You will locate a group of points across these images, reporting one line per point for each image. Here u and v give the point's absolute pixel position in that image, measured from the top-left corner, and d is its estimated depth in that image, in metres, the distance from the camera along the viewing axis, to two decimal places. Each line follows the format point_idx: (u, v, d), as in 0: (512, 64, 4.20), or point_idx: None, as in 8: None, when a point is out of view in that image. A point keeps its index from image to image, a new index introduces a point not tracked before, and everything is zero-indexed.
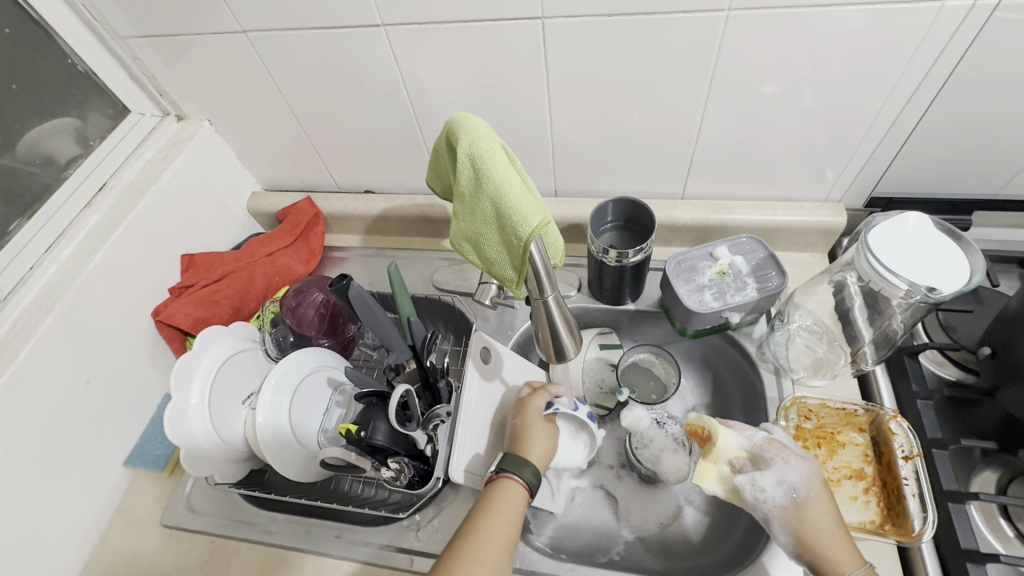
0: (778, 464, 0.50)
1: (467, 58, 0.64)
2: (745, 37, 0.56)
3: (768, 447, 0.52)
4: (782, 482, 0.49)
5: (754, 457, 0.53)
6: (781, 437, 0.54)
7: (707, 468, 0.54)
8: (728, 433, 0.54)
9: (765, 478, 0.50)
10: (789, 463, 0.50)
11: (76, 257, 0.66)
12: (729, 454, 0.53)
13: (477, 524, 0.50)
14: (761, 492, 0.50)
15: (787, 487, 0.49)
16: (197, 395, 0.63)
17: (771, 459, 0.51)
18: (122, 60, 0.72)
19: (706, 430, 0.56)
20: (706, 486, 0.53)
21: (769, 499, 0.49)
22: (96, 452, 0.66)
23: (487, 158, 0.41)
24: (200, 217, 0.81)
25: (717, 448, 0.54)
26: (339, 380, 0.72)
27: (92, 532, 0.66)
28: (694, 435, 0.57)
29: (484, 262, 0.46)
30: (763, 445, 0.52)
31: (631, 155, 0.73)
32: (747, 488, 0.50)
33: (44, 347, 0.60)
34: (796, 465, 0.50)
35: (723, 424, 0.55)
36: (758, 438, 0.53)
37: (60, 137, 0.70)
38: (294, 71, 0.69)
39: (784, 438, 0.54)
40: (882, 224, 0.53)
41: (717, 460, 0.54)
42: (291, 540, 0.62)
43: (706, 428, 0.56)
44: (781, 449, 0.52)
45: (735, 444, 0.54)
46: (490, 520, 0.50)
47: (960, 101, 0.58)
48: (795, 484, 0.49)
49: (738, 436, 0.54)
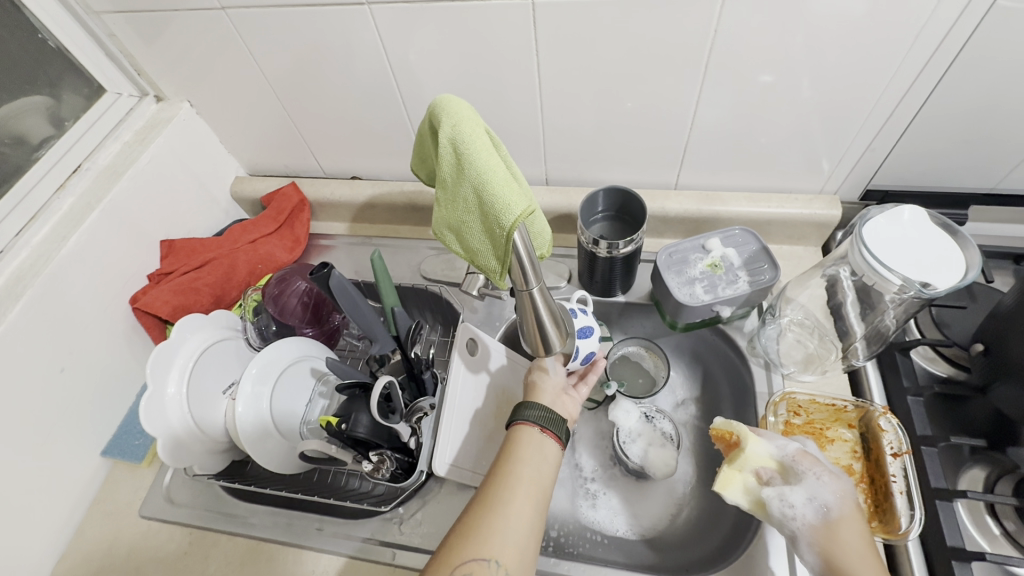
0: (810, 479, 0.48)
1: (454, 39, 0.61)
2: (742, 22, 0.54)
3: (801, 460, 0.50)
4: (813, 500, 0.47)
5: (783, 468, 0.50)
6: (812, 451, 0.52)
7: (731, 477, 0.51)
8: (757, 440, 0.52)
9: (795, 494, 0.48)
10: (822, 480, 0.48)
11: (49, 242, 0.63)
12: (757, 464, 0.51)
13: (500, 473, 0.49)
14: (789, 508, 0.48)
15: (818, 505, 0.47)
16: (174, 385, 0.62)
17: (803, 474, 0.49)
18: (96, 36, 0.69)
19: (734, 435, 0.54)
20: (729, 494, 0.51)
21: (798, 516, 0.47)
22: (73, 441, 0.64)
23: (470, 142, 0.39)
24: (181, 201, 0.78)
25: (745, 455, 0.51)
26: (323, 370, 0.71)
27: (68, 523, 0.64)
28: (722, 439, 0.55)
29: (466, 252, 0.44)
30: (796, 457, 0.50)
31: (623, 144, 0.71)
32: (775, 503, 0.48)
33: (15, 333, 0.58)
34: (830, 482, 0.47)
35: (753, 431, 0.53)
36: (790, 449, 0.51)
37: (32, 116, 0.68)
38: (277, 52, 0.67)
39: (815, 451, 0.52)
40: (877, 217, 0.51)
41: (744, 468, 0.51)
42: (272, 533, 0.61)
43: (735, 433, 0.53)
44: (814, 463, 0.49)
45: (764, 453, 0.52)
46: (518, 473, 0.49)
47: (960, 90, 0.56)
48: (827, 503, 0.47)
49: (769, 444, 0.52)
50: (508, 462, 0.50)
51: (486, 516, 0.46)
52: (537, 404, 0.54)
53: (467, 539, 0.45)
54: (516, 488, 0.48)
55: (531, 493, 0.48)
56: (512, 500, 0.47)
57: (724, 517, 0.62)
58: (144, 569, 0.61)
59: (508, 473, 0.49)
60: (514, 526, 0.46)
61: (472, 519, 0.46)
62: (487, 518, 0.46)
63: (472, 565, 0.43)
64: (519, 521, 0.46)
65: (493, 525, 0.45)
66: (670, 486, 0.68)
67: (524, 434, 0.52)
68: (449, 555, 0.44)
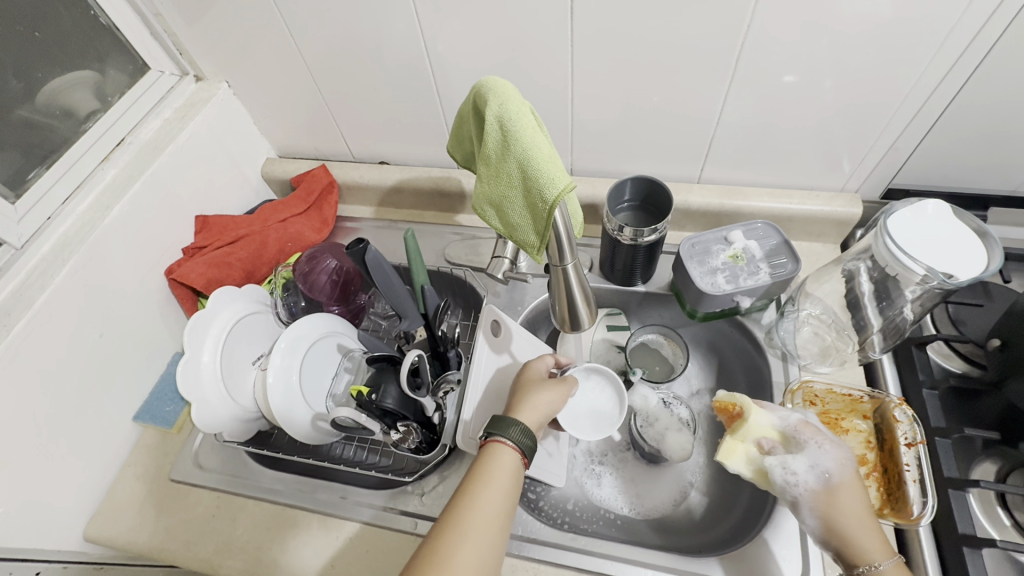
0: (811, 447, 0.50)
1: (489, 29, 0.63)
2: (776, 18, 0.55)
3: (802, 430, 0.51)
4: (814, 466, 0.49)
5: (785, 438, 0.52)
6: (814, 421, 0.53)
7: (733, 447, 0.53)
8: (760, 412, 0.54)
9: (797, 461, 0.49)
10: (823, 448, 0.49)
11: (94, 211, 0.66)
12: (758, 434, 0.53)
13: (463, 499, 0.48)
14: (792, 475, 0.49)
15: (819, 472, 0.48)
16: (209, 353, 0.65)
17: (804, 442, 0.51)
18: (143, 15, 0.71)
19: (737, 407, 0.56)
20: (732, 463, 0.52)
21: (800, 482, 0.48)
22: (109, 405, 0.67)
23: (516, 120, 0.41)
24: (215, 179, 0.81)
25: (747, 425, 0.53)
26: (348, 347, 0.73)
27: (101, 482, 0.67)
28: (725, 412, 0.57)
29: (505, 227, 0.46)
30: (798, 427, 0.52)
31: (649, 136, 0.73)
32: (777, 471, 0.50)
33: (61, 297, 0.60)
34: (831, 450, 0.49)
35: (755, 403, 0.55)
36: (792, 420, 0.52)
37: (80, 90, 0.70)
38: (316, 35, 0.69)
39: (816, 422, 0.53)
40: (901, 211, 0.53)
41: (745, 438, 0.53)
42: (296, 499, 0.63)
43: (738, 405, 0.55)
44: (816, 433, 0.51)
45: (766, 423, 0.53)
46: (483, 486, 0.48)
47: (987, 91, 0.57)
48: (827, 469, 0.48)
49: (771, 415, 0.54)
50: (471, 487, 0.48)
51: (450, 545, 0.44)
52: (523, 428, 0.52)
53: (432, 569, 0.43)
54: (479, 515, 0.47)
55: (495, 518, 0.47)
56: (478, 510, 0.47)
57: (738, 500, 0.63)
58: (174, 530, 0.64)
59: (472, 500, 0.47)
60: (479, 554, 0.44)
61: (434, 549, 0.44)
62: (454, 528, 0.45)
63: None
64: (488, 545, 0.45)
65: (459, 554, 0.44)
66: (681, 473, 0.69)
67: (500, 455, 0.51)
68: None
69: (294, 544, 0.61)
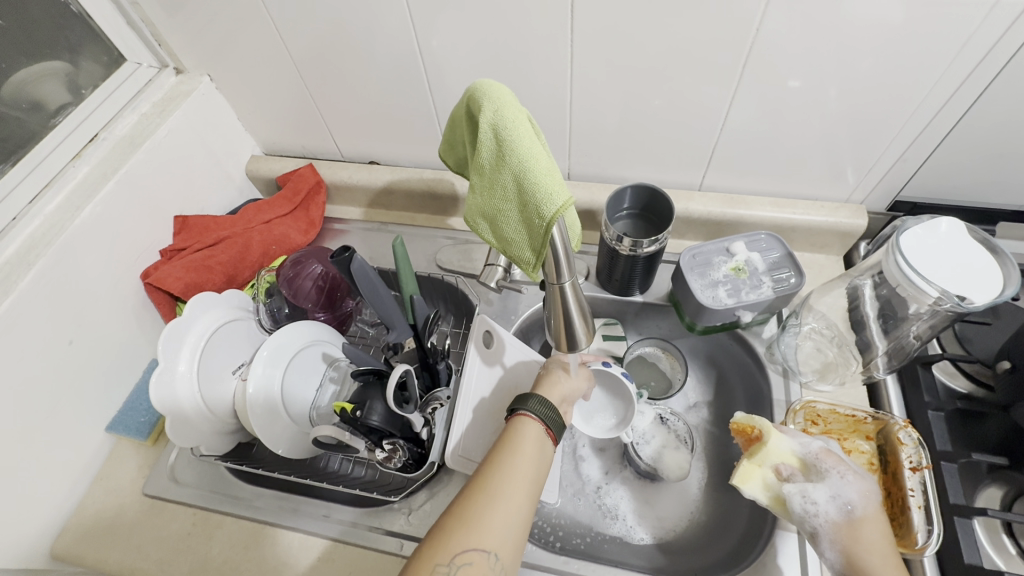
0: (833, 477, 0.47)
1: (485, 24, 0.60)
2: (784, 23, 0.53)
3: (824, 458, 0.49)
4: (836, 497, 0.46)
5: (805, 465, 0.50)
6: (836, 450, 0.51)
7: (751, 471, 0.51)
8: (780, 436, 0.52)
9: (817, 490, 0.47)
10: (845, 478, 0.47)
11: (63, 211, 0.62)
12: (777, 459, 0.51)
13: (499, 461, 0.48)
14: (812, 504, 0.47)
15: (841, 503, 0.46)
16: (185, 362, 0.61)
17: (825, 471, 0.48)
18: (118, 3, 0.67)
19: (755, 430, 0.53)
20: (748, 488, 0.50)
21: (820, 513, 0.46)
22: (78, 416, 0.63)
23: (513, 129, 0.39)
24: (196, 177, 0.77)
25: (766, 449, 0.51)
26: (334, 356, 0.70)
27: (70, 497, 0.63)
28: (742, 434, 0.55)
29: (499, 242, 0.43)
30: (819, 455, 0.50)
31: (650, 142, 0.70)
32: (796, 499, 0.48)
33: (25, 303, 0.57)
34: (854, 481, 0.47)
35: (775, 427, 0.53)
36: (814, 447, 0.50)
37: (50, 82, 0.66)
38: (302, 28, 0.65)
39: (838, 451, 0.51)
40: (913, 228, 0.50)
41: (763, 463, 0.51)
42: (276, 517, 0.61)
43: (756, 427, 0.53)
44: (838, 462, 0.49)
45: (786, 448, 0.51)
46: (508, 458, 0.48)
47: (1002, 104, 0.55)
48: (850, 501, 0.46)
49: (792, 441, 0.52)
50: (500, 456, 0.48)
51: (482, 504, 0.45)
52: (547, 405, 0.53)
53: (462, 523, 0.44)
54: (512, 479, 0.47)
55: (527, 485, 0.47)
56: (503, 480, 0.46)
57: (736, 519, 0.62)
58: (147, 549, 0.60)
59: (506, 464, 0.47)
60: (508, 519, 0.44)
61: (466, 505, 0.45)
62: (480, 497, 0.45)
63: (472, 555, 0.42)
64: (512, 517, 0.45)
65: (489, 515, 0.44)
66: (679, 491, 0.67)
67: (525, 424, 0.51)
68: (440, 540, 0.43)
69: (274, 562, 0.58)
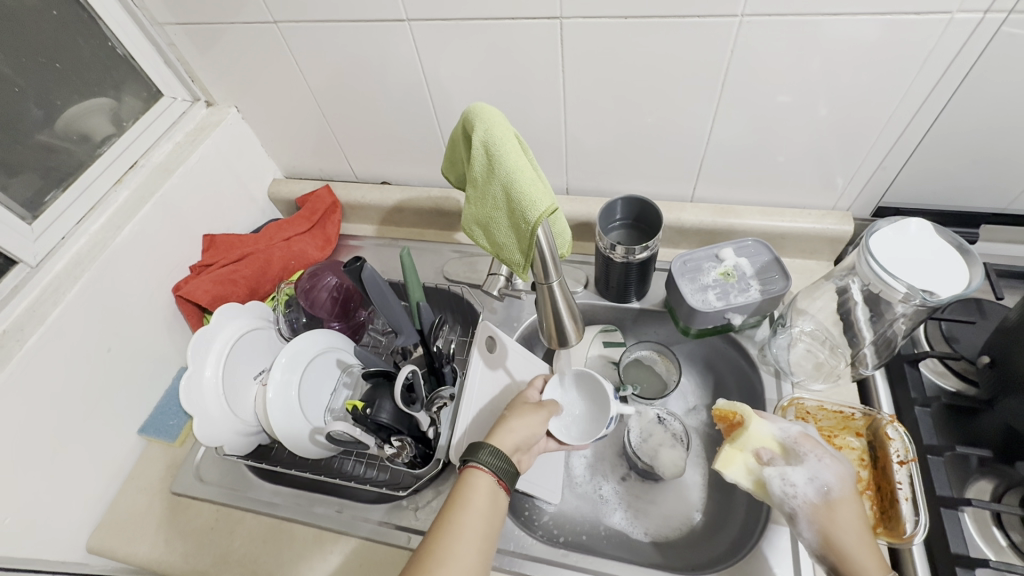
0: (811, 460, 0.50)
1: (485, 56, 0.66)
2: (758, 43, 0.57)
3: (802, 442, 0.51)
4: (814, 479, 0.49)
5: (785, 450, 0.52)
6: (814, 435, 0.54)
7: (732, 456, 0.53)
8: (761, 421, 0.54)
9: (796, 473, 0.49)
10: (823, 461, 0.49)
11: (106, 230, 0.69)
12: (758, 444, 0.53)
13: (441, 526, 0.49)
14: (790, 487, 0.49)
15: (819, 485, 0.48)
16: (211, 368, 0.67)
17: (804, 455, 0.51)
18: (158, 45, 0.75)
19: (737, 416, 0.56)
20: (730, 472, 0.52)
21: (799, 495, 0.48)
22: (115, 418, 0.69)
23: (500, 143, 0.44)
24: (223, 199, 0.84)
25: (747, 434, 0.53)
26: (348, 362, 0.75)
27: (104, 495, 0.68)
28: (724, 420, 0.57)
29: (493, 247, 0.48)
30: (797, 439, 0.52)
31: (641, 157, 0.75)
32: (776, 481, 0.50)
33: (71, 313, 0.63)
34: (831, 464, 0.49)
35: (756, 413, 0.55)
36: (793, 432, 0.53)
37: (96, 116, 0.73)
38: (319, 64, 0.72)
39: (816, 435, 0.53)
40: (884, 228, 0.53)
41: (744, 448, 0.53)
42: (292, 513, 0.64)
43: (739, 413, 0.55)
44: (815, 446, 0.51)
45: (766, 433, 0.53)
46: (451, 517, 0.49)
47: (970, 111, 0.58)
48: (827, 483, 0.48)
49: (772, 426, 0.54)
50: (451, 514, 0.49)
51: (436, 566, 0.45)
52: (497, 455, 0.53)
53: None
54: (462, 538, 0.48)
55: (478, 539, 0.48)
56: (452, 543, 0.47)
57: (733, 517, 0.63)
58: (173, 544, 0.65)
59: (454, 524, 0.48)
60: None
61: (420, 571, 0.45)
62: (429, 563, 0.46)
63: None
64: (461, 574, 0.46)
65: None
66: (680, 491, 0.69)
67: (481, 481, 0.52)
68: None
69: (290, 556, 0.62)
